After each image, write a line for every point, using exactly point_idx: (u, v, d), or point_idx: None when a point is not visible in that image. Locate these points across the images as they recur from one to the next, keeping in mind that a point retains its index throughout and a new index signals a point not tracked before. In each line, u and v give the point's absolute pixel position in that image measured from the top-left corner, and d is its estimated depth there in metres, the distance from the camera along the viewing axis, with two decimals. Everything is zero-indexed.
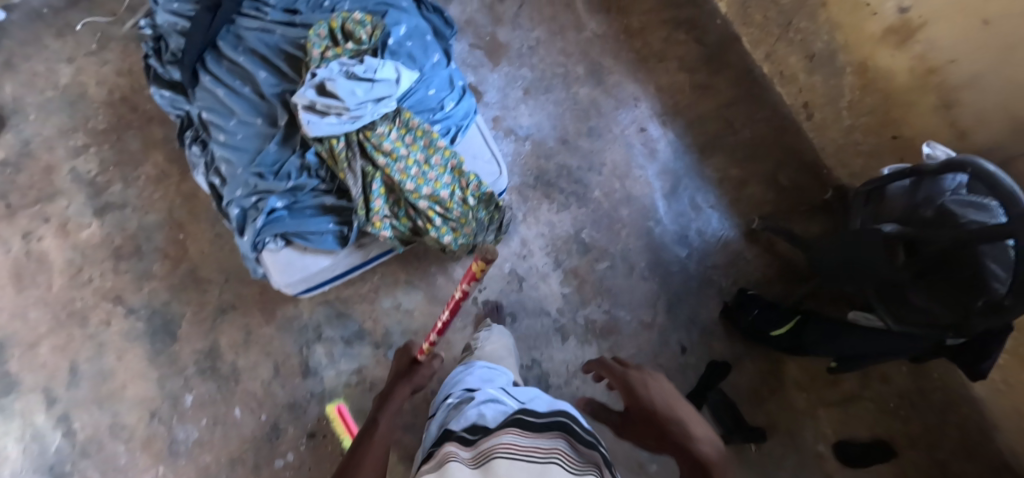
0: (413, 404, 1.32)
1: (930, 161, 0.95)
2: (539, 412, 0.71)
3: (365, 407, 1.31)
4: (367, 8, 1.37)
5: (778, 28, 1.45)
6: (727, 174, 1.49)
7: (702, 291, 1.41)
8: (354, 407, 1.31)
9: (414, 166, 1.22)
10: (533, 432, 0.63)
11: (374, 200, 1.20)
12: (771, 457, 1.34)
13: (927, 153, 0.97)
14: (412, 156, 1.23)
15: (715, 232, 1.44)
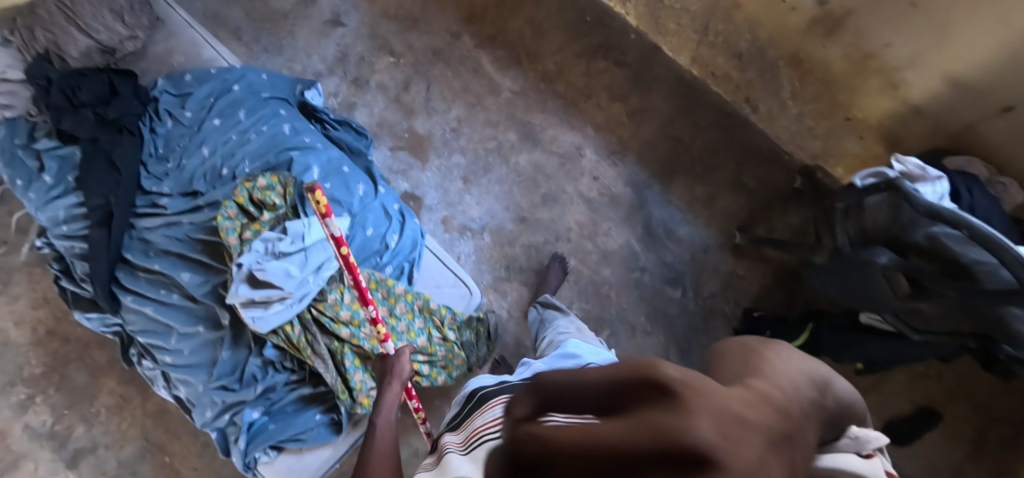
0: None
1: (910, 181, 0.87)
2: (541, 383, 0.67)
3: None
4: (270, 162, 1.25)
5: (696, 34, 1.38)
6: (693, 195, 1.43)
7: (708, 324, 1.36)
8: None
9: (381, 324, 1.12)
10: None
11: (353, 377, 1.10)
12: None
13: (898, 172, 0.89)
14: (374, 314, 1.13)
15: (700, 260, 1.39)
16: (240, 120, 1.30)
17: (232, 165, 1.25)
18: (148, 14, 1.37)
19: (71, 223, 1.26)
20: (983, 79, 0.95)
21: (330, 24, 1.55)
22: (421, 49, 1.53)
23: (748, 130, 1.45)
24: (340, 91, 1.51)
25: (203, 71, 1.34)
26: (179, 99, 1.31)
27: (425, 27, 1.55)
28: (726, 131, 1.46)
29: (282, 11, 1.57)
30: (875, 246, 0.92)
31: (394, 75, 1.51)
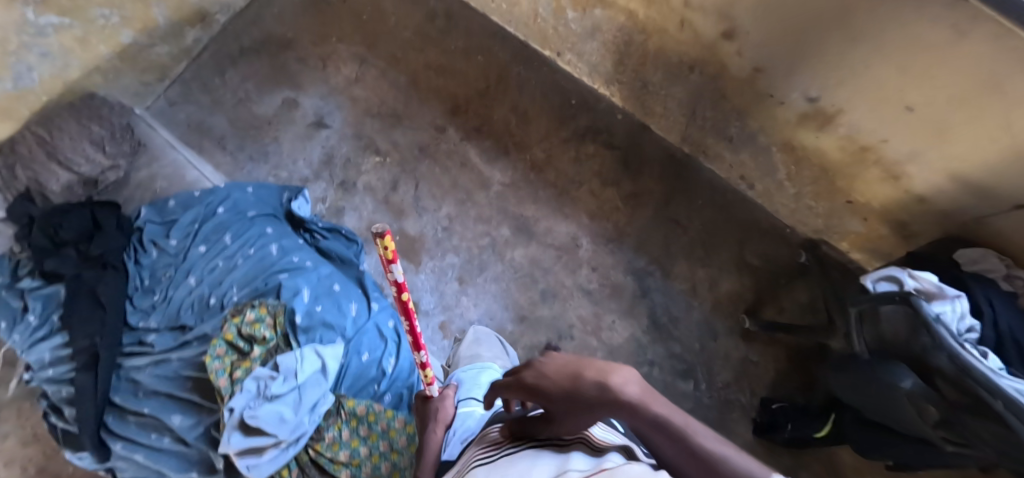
0: None
1: (919, 301, 0.85)
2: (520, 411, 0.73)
3: None
4: (259, 288, 1.22)
5: (683, 117, 1.35)
6: (696, 278, 1.38)
7: (724, 417, 1.30)
8: None
9: (382, 461, 1.07)
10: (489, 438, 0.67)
11: None
12: None
13: (915, 288, 0.88)
14: (375, 450, 1.07)
15: (710, 348, 1.34)
16: (227, 244, 1.28)
17: (220, 294, 1.22)
18: (129, 140, 1.35)
19: (57, 365, 1.20)
20: (988, 177, 0.92)
21: (314, 128, 1.54)
22: (407, 146, 1.51)
23: (748, 207, 1.41)
24: (328, 195, 1.49)
25: (187, 195, 1.32)
26: (165, 227, 1.29)
27: (409, 123, 1.53)
28: (725, 208, 1.41)
29: (265, 117, 1.56)
30: (891, 361, 0.91)
31: (381, 175, 1.49)
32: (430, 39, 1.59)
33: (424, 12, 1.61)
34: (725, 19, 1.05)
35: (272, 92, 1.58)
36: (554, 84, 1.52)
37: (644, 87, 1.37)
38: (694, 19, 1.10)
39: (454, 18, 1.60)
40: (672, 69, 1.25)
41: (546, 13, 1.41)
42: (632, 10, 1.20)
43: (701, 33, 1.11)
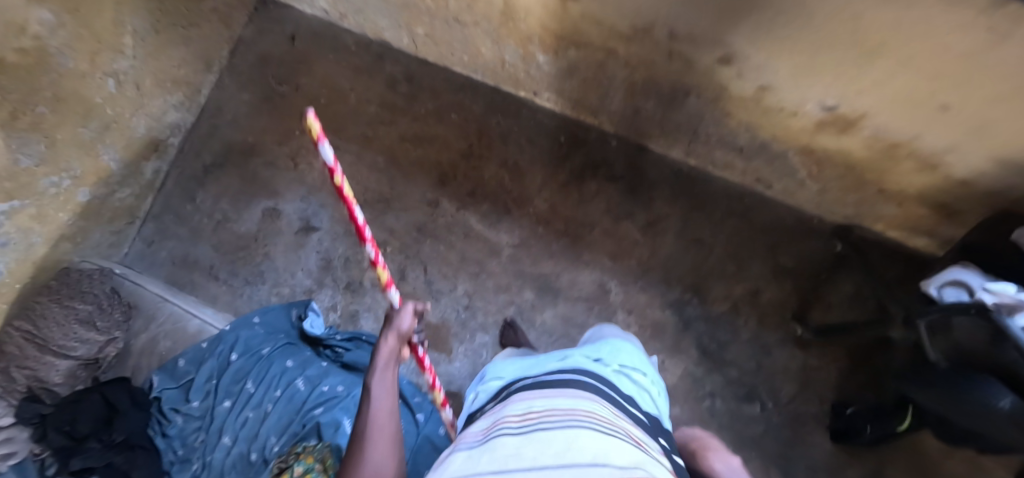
0: None
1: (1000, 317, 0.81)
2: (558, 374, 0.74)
3: None
4: (297, 432, 1.16)
5: (685, 135, 1.27)
6: (736, 296, 1.32)
7: (800, 432, 1.24)
8: None
9: None
10: (517, 405, 0.67)
11: None
12: None
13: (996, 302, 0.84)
14: None
15: (767, 364, 1.28)
16: (251, 392, 1.22)
17: (260, 449, 1.16)
18: (119, 306, 1.29)
19: None
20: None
21: (303, 234, 1.45)
22: (404, 229, 1.42)
23: (770, 208, 1.34)
24: (337, 302, 1.41)
25: (196, 349, 1.26)
26: (184, 390, 1.24)
27: (399, 205, 1.44)
28: (746, 215, 1.34)
29: (250, 235, 1.47)
30: (975, 374, 0.87)
31: (386, 267, 1.41)
32: (396, 109, 1.50)
33: (383, 82, 1.52)
34: (720, 45, 0.96)
35: (248, 206, 1.48)
36: (537, 127, 1.44)
37: (636, 114, 1.28)
38: (685, 49, 1.01)
39: (416, 81, 1.51)
40: (665, 96, 1.17)
41: (514, 59, 1.31)
42: (612, 46, 1.11)
43: (695, 61, 1.03)
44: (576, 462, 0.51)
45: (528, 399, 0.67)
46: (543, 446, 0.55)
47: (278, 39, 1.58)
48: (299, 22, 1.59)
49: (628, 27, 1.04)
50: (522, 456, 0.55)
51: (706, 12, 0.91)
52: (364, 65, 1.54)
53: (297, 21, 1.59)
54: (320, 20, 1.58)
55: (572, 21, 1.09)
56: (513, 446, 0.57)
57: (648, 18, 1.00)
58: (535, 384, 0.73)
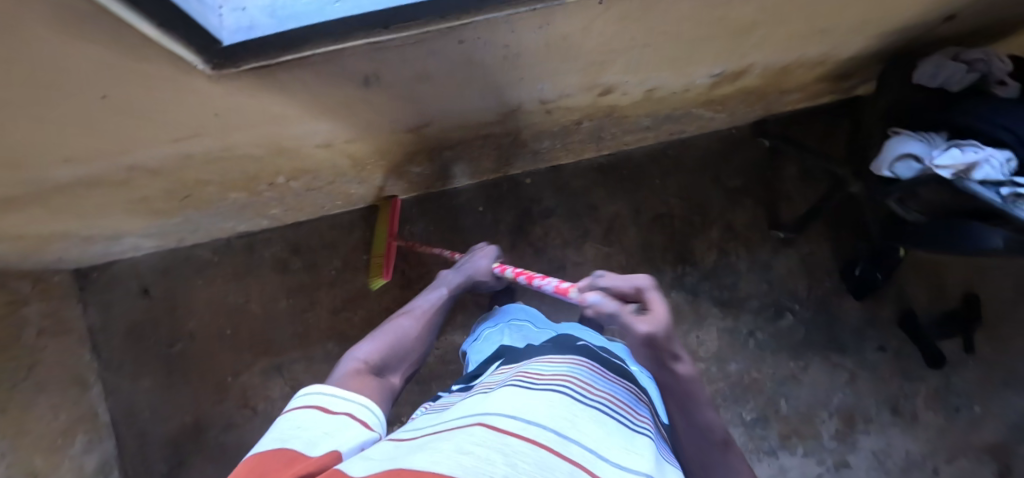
0: None
1: (973, 176, 0.87)
2: (612, 360, 0.77)
3: None
4: None
5: (591, 141, 1.22)
6: (716, 238, 1.30)
7: (836, 310, 1.27)
8: None
9: None
10: (580, 367, 0.69)
11: None
12: None
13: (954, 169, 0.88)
14: None
15: (776, 275, 1.29)
16: None
17: None
18: None
19: None
20: (903, 25, 0.91)
21: None
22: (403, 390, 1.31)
23: (693, 145, 1.32)
24: None
25: None
26: None
27: None
28: (681, 165, 1.32)
29: None
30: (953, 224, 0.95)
31: None
32: (307, 288, 1.33)
33: (273, 272, 1.33)
34: (597, 85, 0.95)
35: None
36: (451, 213, 1.32)
37: (538, 152, 1.22)
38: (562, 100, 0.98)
39: (305, 248, 1.33)
40: (558, 132, 1.13)
41: (390, 180, 1.20)
42: (484, 125, 1.03)
43: (576, 104, 1.00)
44: (635, 471, 0.54)
45: (588, 369, 0.70)
46: (602, 435, 0.57)
47: (130, 304, 1.32)
48: (139, 271, 1.33)
49: (494, 114, 1.00)
50: (583, 430, 0.56)
51: (568, 72, 0.88)
52: (240, 269, 1.33)
53: (137, 272, 1.33)
54: (160, 253, 1.33)
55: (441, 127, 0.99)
56: (566, 414, 0.57)
57: (510, 104, 0.97)
58: (580, 348, 0.76)
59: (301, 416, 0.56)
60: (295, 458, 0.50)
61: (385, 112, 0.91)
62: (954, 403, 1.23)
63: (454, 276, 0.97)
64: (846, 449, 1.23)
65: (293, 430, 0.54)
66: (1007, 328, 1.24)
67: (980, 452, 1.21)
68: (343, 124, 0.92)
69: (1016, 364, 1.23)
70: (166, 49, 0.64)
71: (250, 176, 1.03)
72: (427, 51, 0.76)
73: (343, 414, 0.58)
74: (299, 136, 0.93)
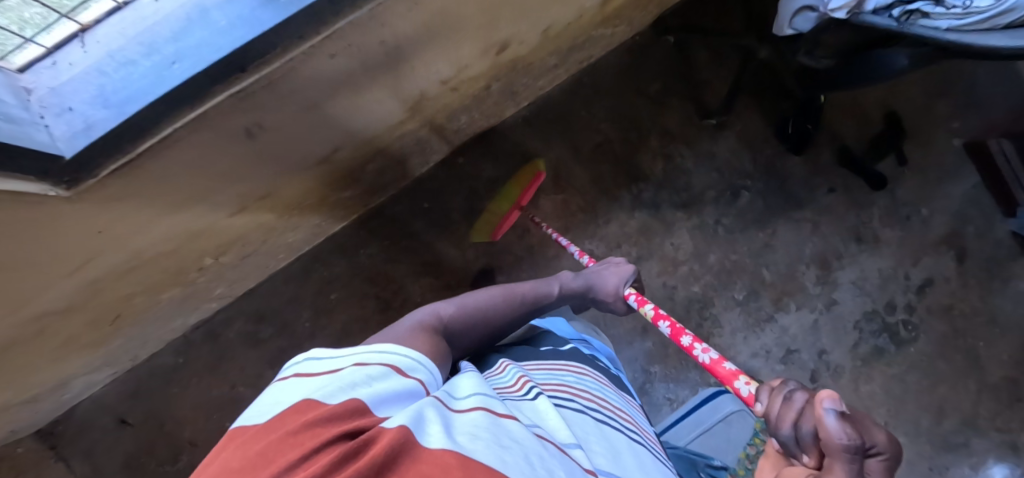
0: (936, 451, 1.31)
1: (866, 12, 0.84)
2: (599, 369, 0.80)
3: None
4: None
5: (507, 100, 1.19)
6: (657, 146, 1.31)
7: (783, 171, 1.33)
8: None
9: None
10: (578, 381, 0.71)
11: None
12: (936, 88, 1.33)
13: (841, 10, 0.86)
14: None
15: (722, 160, 1.32)
16: None
17: None
18: None
19: None
20: None
21: None
22: None
23: (603, 66, 1.31)
24: None
25: None
26: None
27: None
28: (600, 89, 1.31)
29: None
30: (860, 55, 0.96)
31: None
32: (288, 350, 1.26)
33: (247, 347, 1.26)
34: (494, 45, 0.90)
35: None
36: (399, 222, 1.28)
37: (459, 130, 1.17)
38: (466, 72, 0.93)
39: (268, 312, 1.26)
40: (472, 104, 1.08)
41: (325, 215, 1.14)
42: (397, 125, 0.97)
43: (479, 71, 0.96)
44: None
45: (585, 383, 0.71)
46: (615, 454, 0.57)
47: (112, 441, 1.22)
48: (107, 404, 1.23)
49: (400, 113, 0.94)
50: (597, 450, 0.55)
51: (460, 43, 0.84)
52: (212, 359, 1.25)
53: (105, 405, 1.23)
54: (121, 378, 1.23)
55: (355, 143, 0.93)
56: (579, 433, 0.57)
57: (414, 94, 0.91)
58: (572, 357, 0.78)
59: (373, 368, 0.51)
60: (360, 411, 0.45)
61: (290, 154, 0.84)
62: (905, 213, 1.33)
63: (579, 280, 1.03)
64: (830, 289, 1.33)
65: (360, 380, 0.49)
66: (926, 129, 1.33)
67: (938, 245, 1.33)
68: (248, 182, 0.84)
69: (944, 157, 1.33)
70: (2, 191, 0.56)
71: (177, 270, 0.94)
72: (304, 75, 0.68)
73: (412, 382, 0.53)
74: (205, 214, 0.84)
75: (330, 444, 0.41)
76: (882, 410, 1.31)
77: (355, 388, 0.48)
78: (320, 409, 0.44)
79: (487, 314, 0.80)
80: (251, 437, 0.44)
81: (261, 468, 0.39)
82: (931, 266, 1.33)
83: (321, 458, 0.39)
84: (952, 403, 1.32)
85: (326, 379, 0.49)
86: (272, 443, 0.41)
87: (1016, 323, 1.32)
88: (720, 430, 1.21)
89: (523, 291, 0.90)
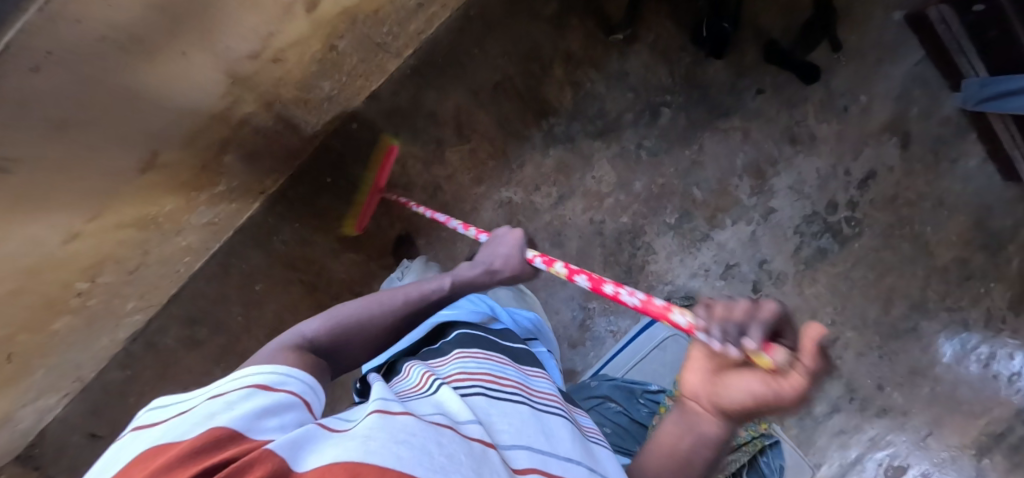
0: (891, 342, 1.28)
1: None
2: (507, 345, 0.74)
3: (917, 389, 1.27)
4: None
5: (379, 53, 1.09)
6: (561, 75, 1.21)
7: (703, 78, 1.23)
8: (925, 402, 1.27)
9: None
10: (481, 360, 0.64)
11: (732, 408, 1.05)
12: None
13: None
14: None
15: (634, 77, 1.22)
16: None
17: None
18: None
19: None
20: None
21: None
22: None
23: None
24: None
25: None
26: None
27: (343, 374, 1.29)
28: (489, 20, 1.18)
29: None
30: None
31: None
32: (228, 346, 1.27)
33: (187, 350, 1.27)
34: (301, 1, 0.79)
35: None
36: (305, 202, 1.23)
37: (332, 96, 1.08)
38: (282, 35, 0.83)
39: (199, 314, 1.26)
40: (327, 67, 0.99)
41: (211, 212, 1.09)
42: (227, 112, 0.89)
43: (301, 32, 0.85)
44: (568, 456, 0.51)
45: (488, 360, 0.64)
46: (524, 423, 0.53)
47: (88, 455, 1.28)
48: (72, 423, 1.27)
49: (221, 99, 0.86)
50: (500, 427, 0.51)
51: (247, 11, 0.73)
52: (157, 367, 1.27)
53: (71, 424, 1.27)
54: (78, 397, 1.27)
55: (178, 137, 0.85)
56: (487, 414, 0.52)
57: (223, 77, 0.82)
58: (477, 341, 0.71)
59: (235, 392, 0.44)
60: (203, 449, 0.39)
61: (90, 169, 0.76)
62: (841, 104, 1.24)
63: (467, 269, 0.76)
64: (766, 197, 1.27)
65: (218, 409, 0.42)
66: (853, 8, 1.21)
67: (880, 133, 1.24)
68: (53, 214, 0.77)
69: (879, 36, 1.21)
70: None
71: (47, 302, 0.92)
72: (16, 97, 0.59)
73: (287, 393, 0.47)
74: (22, 252, 0.77)
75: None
76: (827, 309, 1.28)
77: (213, 416, 0.42)
78: (171, 453, 0.39)
79: (363, 323, 0.65)
80: None
81: None
82: (871, 157, 1.25)
83: None
84: (900, 291, 1.28)
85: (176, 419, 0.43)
86: None
87: (965, 201, 1.25)
88: (657, 357, 1.20)
89: (403, 295, 0.69)
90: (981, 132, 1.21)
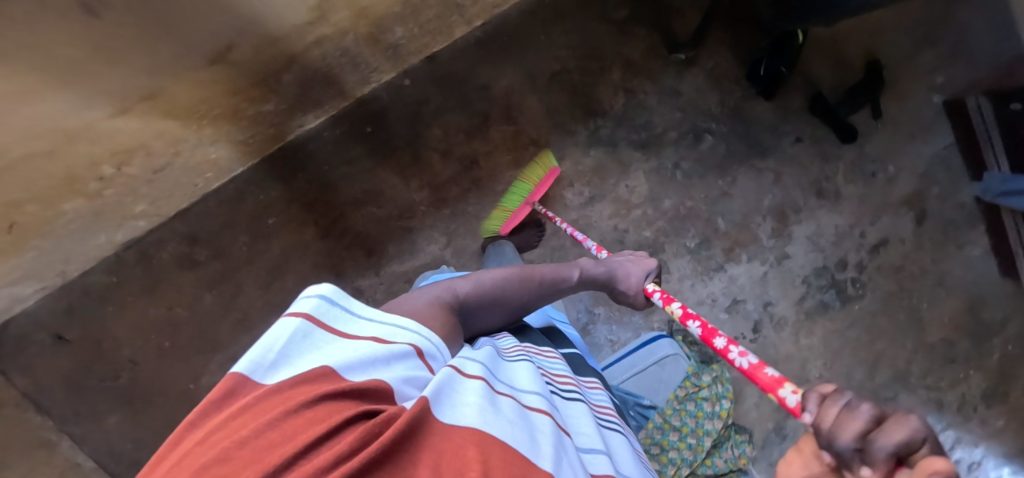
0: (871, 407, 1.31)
1: None
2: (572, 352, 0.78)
3: None
4: None
5: (454, 14, 1.10)
6: (619, 80, 1.24)
7: (748, 115, 1.27)
8: None
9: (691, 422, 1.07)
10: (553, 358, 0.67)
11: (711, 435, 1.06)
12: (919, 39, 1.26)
13: None
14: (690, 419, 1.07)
15: (685, 99, 1.25)
16: None
17: None
18: None
19: None
20: None
21: None
22: None
23: None
24: None
25: None
26: None
27: None
28: (561, 11, 1.22)
29: None
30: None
31: None
32: (225, 274, 1.22)
33: (181, 269, 1.21)
34: None
35: None
36: (341, 146, 1.21)
37: (398, 45, 1.08)
38: None
39: (202, 234, 1.21)
40: (407, 14, 1.00)
41: (249, 132, 1.06)
42: (303, 29, 0.89)
43: None
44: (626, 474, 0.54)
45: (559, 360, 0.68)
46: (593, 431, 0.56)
47: (48, 356, 1.20)
48: (40, 319, 1.20)
49: (303, 15, 0.86)
50: (578, 431, 0.54)
51: None
52: (145, 279, 1.21)
53: (38, 320, 1.20)
54: (54, 293, 1.20)
55: (249, 41, 0.84)
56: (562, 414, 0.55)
57: None
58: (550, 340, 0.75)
59: (396, 345, 0.48)
60: (366, 393, 0.42)
61: (160, 46, 0.75)
62: (870, 169, 1.29)
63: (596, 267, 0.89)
64: (783, 242, 1.30)
65: (379, 357, 0.46)
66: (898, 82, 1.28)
67: (899, 205, 1.30)
68: (113, 79, 0.75)
69: (917, 113, 1.28)
70: None
71: (68, 176, 0.88)
72: None
73: (429, 371, 0.50)
74: (71, 111, 0.75)
75: (346, 427, 0.38)
76: (818, 363, 1.29)
77: (375, 366, 0.45)
78: (340, 385, 0.41)
79: (503, 293, 0.70)
80: (258, 403, 0.39)
81: (268, 441, 0.36)
82: (887, 225, 1.30)
83: (331, 446, 0.36)
84: (887, 358, 1.30)
85: (337, 345, 0.45)
86: (274, 417, 0.37)
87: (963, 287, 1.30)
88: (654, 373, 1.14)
89: (542, 273, 0.78)
90: (990, 225, 1.28)
